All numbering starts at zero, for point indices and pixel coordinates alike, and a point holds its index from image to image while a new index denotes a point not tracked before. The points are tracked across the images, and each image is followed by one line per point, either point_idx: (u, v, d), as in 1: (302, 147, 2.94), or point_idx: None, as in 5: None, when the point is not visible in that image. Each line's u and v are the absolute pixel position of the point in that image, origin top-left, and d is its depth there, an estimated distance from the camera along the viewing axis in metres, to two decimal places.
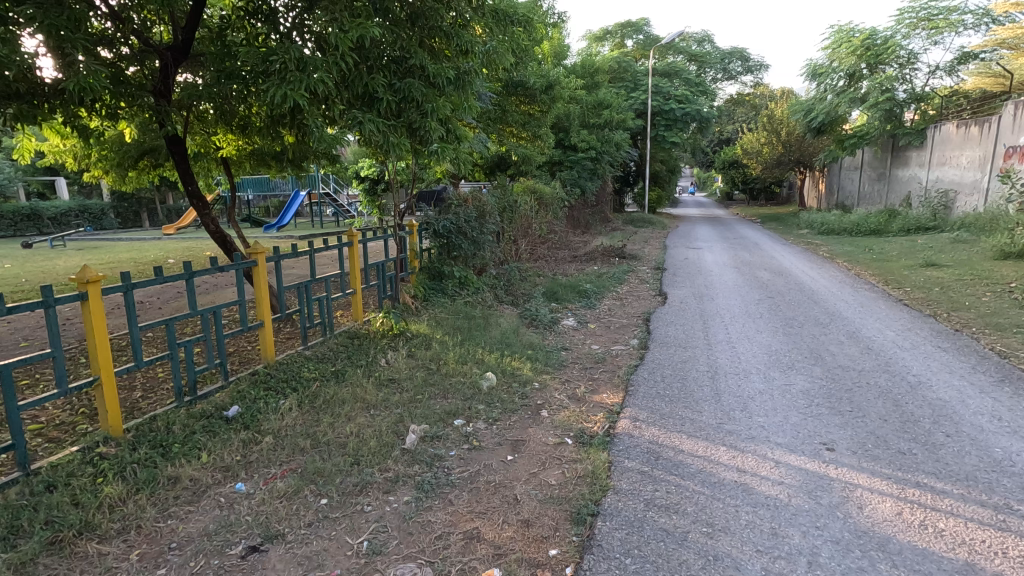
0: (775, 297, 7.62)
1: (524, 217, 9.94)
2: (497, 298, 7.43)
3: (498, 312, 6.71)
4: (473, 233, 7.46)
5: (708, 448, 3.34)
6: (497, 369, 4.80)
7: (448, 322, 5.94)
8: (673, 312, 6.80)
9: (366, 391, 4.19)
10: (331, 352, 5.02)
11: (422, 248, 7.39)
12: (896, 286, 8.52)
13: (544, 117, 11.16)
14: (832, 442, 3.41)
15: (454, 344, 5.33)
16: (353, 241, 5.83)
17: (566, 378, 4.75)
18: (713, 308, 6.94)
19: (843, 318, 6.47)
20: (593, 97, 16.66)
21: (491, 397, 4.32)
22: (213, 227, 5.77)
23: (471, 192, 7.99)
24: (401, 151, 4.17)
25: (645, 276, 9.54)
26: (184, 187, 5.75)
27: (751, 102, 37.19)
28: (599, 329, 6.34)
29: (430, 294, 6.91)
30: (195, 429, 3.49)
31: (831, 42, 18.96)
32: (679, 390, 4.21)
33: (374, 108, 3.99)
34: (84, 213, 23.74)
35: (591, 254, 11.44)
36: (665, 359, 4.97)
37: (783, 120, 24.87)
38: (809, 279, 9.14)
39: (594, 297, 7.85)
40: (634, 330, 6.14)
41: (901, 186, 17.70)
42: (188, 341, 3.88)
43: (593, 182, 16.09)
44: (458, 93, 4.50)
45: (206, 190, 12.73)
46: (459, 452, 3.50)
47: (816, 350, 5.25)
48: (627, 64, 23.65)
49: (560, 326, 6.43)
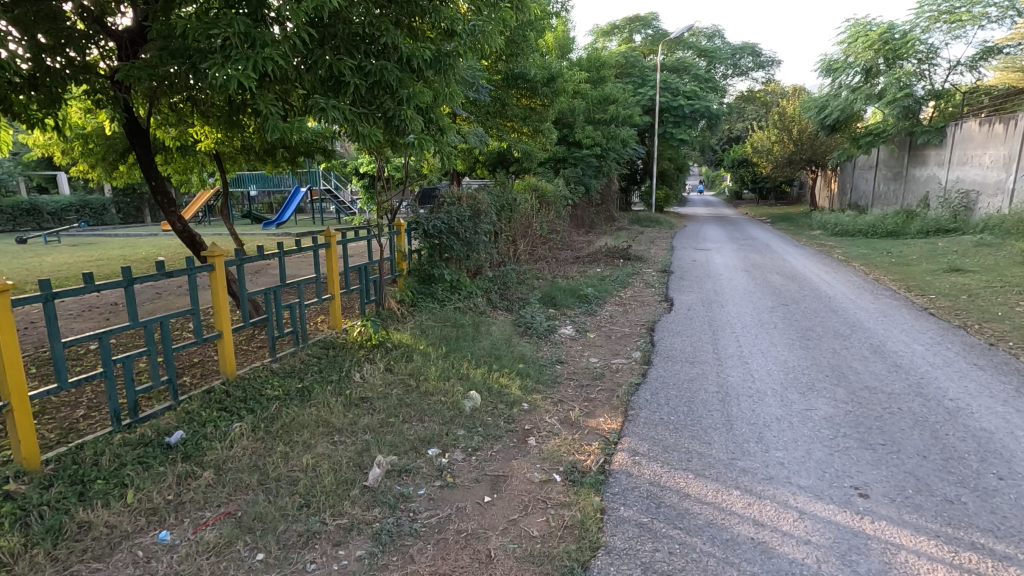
0: (789, 304, 7.10)
1: (523, 216, 9.46)
2: (491, 303, 6.94)
3: (490, 319, 6.24)
4: (466, 234, 6.96)
5: (718, 492, 2.84)
6: (482, 387, 4.32)
7: (435, 332, 5.46)
8: (679, 320, 6.29)
9: (331, 415, 3.73)
10: (302, 365, 4.56)
11: (411, 250, 6.92)
12: (919, 293, 7.96)
13: (546, 111, 10.66)
14: (866, 486, 2.91)
15: (438, 356, 4.86)
16: (331, 242, 5.37)
17: (560, 398, 4.26)
18: (723, 317, 6.41)
19: (866, 329, 5.94)
20: (599, 92, 16.09)
21: (473, 421, 3.84)
22: (180, 226, 5.27)
23: (467, 190, 7.52)
24: (373, 142, 3.67)
25: (650, 279, 9.01)
26: (148, 182, 5.24)
27: (761, 99, 36.45)
28: (599, 339, 5.86)
29: (418, 299, 6.43)
30: (126, 460, 3.03)
31: (847, 36, 18.25)
32: (686, 416, 3.71)
33: (341, 93, 3.50)
34: (85, 209, 23.52)
35: (594, 254, 10.94)
36: (669, 378, 4.46)
37: (795, 118, 24.22)
38: (825, 284, 8.59)
39: (595, 302, 7.35)
40: (637, 342, 5.63)
41: (918, 187, 17.05)
42: (127, 357, 3.40)
43: (597, 180, 15.58)
44: (438, 78, 4.03)
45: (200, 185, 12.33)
46: (429, 491, 3.02)
47: (838, 368, 4.72)
48: (635, 59, 23.06)
49: (556, 335, 5.95)
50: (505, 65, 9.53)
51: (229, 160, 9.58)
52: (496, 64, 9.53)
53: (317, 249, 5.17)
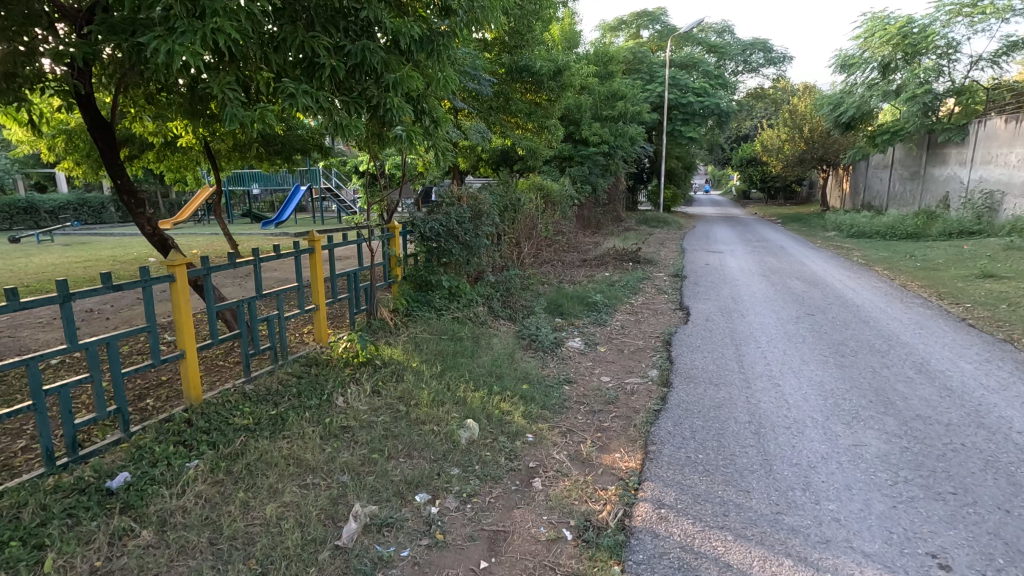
0: (815, 314, 6.54)
1: (527, 218, 8.98)
2: (493, 311, 6.43)
3: (491, 330, 5.72)
4: (465, 236, 6.44)
5: (766, 562, 2.33)
6: (480, 413, 3.81)
7: (430, 346, 4.95)
8: (697, 332, 5.76)
9: (306, 450, 3.23)
10: (279, 387, 4.05)
11: (406, 254, 6.41)
12: (954, 301, 7.39)
13: (552, 107, 10.13)
14: (945, 553, 2.38)
15: (432, 376, 4.35)
16: (315, 246, 4.82)
17: (568, 428, 3.75)
18: (746, 329, 5.87)
19: (904, 344, 5.38)
20: (607, 87, 15.55)
21: (470, 456, 3.33)
22: (149, 227, 4.77)
23: (466, 189, 7.02)
24: (353, 134, 3.16)
25: (662, 284, 8.49)
26: (113, 180, 4.72)
27: (772, 96, 35.77)
28: (610, 354, 5.34)
29: (414, 307, 5.92)
30: (52, 513, 2.54)
31: (863, 30, 17.55)
32: (717, 455, 3.20)
33: (315, 77, 2.99)
34: (83, 207, 23.14)
35: (602, 257, 10.40)
36: (693, 404, 3.93)
37: (807, 116, 23.61)
38: (850, 291, 8.02)
39: (605, 311, 6.82)
40: (653, 358, 5.11)
41: (937, 187, 16.44)
42: (63, 386, 2.89)
43: (604, 180, 15.06)
44: (430, 61, 3.52)
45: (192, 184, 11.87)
46: (415, 552, 2.52)
47: (882, 392, 4.17)
48: (643, 55, 22.46)
49: (563, 349, 5.44)
50: (509, 57, 9.36)
51: (217, 152, 9.08)
52: (500, 56, 9.40)
53: (301, 254, 4.65)
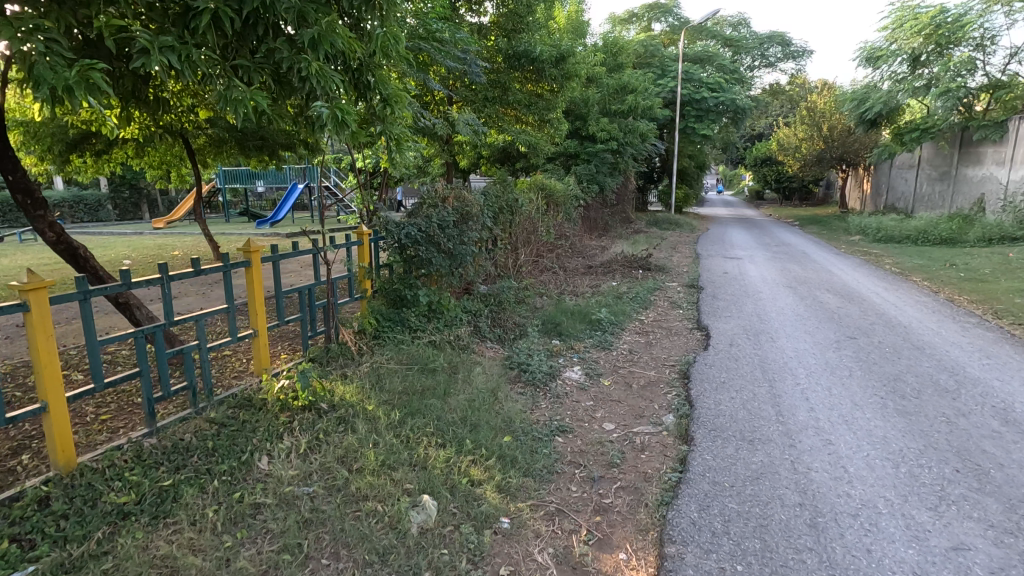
0: (859, 337, 5.54)
1: (525, 221, 8.07)
2: (478, 332, 5.51)
3: (473, 357, 4.81)
4: (448, 244, 5.51)
5: None
6: (441, 484, 2.90)
7: (393, 381, 4.04)
8: (720, 362, 4.80)
9: (190, 552, 2.33)
10: (189, 442, 3.16)
11: (378, 264, 5.49)
12: (1015, 320, 6.38)
13: (555, 98, 9.19)
14: None
15: (387, 426, 3.46)
16: (251, 258, 3.88)
17: (557, 507, 2.84)
18: (777, 357, 4.90)
19: (976, 381, 4.39)
20: (616, 80, 14.59)
21: (417, 556, 2.42)
22: (52, 235, 3.93)
23: (452, 189, 6.11)
24: (249, 107, 2.25)
25: (676, 297, 7.54)
26: (2, 176, 3.84)
27: (789, 93, 34.56)
28: (616, 389, 4.42)
29: (384, 328, 5.00)
30: None
31: (891, 20, 16.40)
32: (761, 566, 2.28)
33: (188, 24, 2.11)
34: (80, 205, 22.54)
35: (609, 263, 9.46)
36: (722, 473, 3.00)
37: (827, 113, 22.50)
38: (892, 306, 7.01)
39: (611, 331, 5.87)
40: (668, 399, 4.18)
41: (971, 189, 15.39)
42: None
43: (613, 179, 14.10)
44: (369, 13, 2.65)
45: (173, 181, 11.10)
46: None
47: (967, 455, 3.21)
48: (654, 48, 21.46)
49: (559, 381, 4.52)
50: (506, 42, 8.47)
51: (191, 146, 8.28)
52: (497, 41, 8.50)
53: (233, 267, 3.74)
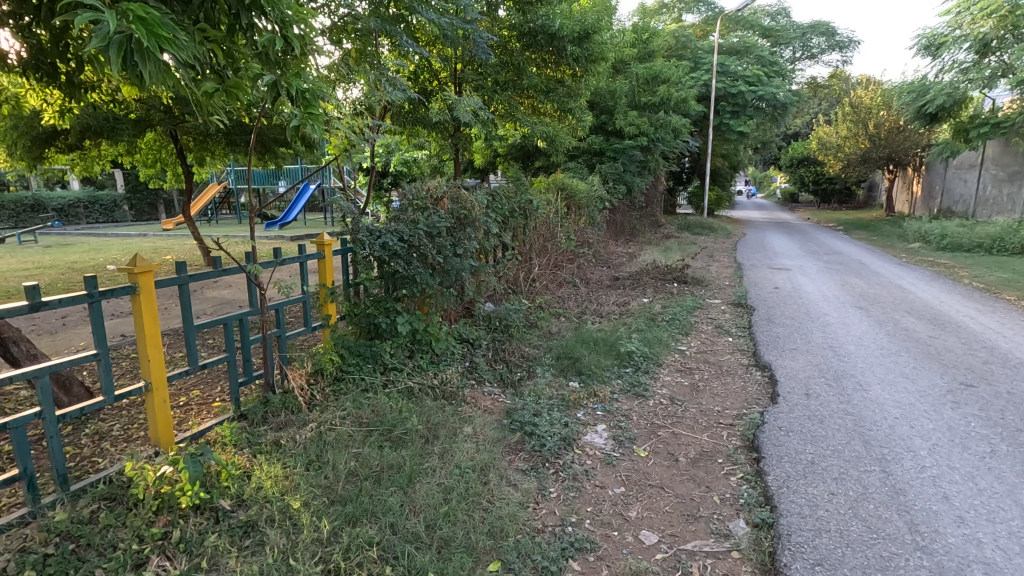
0: (980, 387, 4.14)
1: (540, 226, 6.88)
2: (474, 371, 4.30)
3: (461, 411, 3.59)
4: (438, 257, 4.28)
5: None
6: None
7: (340, 459, 2.84)
8: (800, 426, 3.48)
9: None
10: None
11: (348, 282, 4.27)
12: None
13: (578, 84, 7.97)
14: None
15: (309, 545, 2.26)
16: (138, 283, 2.71)
17: None
18: (878, 419, 3.56)
19: None
20: (646, 69, 13.25)
21: None
22: None
23: (449, 186, 4.87)
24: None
25: (721, 319, 6.23)
26: None
27: (831, 88, 32.59)
28: (660, 466, 3.14)
29: (350, 369, 3.82)
30: None
31: (957, 2, 14.69)
32: None
33: None
34: (96, 205, 22.07)
35: (638, 274, 8.21)
36: None
37: (874, 109, 20.80)
38: (1000, 337, 5.56)
39: (645, 368, 4.60)
40: (737, 488, 2.88)
41: None
42: None
43: (642, 178, 12.80)
44: None
45: (168, 178, 10.22)
46: None
47: None
48: (687, 39, 19.96)
49: (578, 450, 3.29)
50: (520, 16, 7.28)
51: (173, 142, 7.32)
52: (508, 15, 7.36)
53: (102, 296, 2.58)
